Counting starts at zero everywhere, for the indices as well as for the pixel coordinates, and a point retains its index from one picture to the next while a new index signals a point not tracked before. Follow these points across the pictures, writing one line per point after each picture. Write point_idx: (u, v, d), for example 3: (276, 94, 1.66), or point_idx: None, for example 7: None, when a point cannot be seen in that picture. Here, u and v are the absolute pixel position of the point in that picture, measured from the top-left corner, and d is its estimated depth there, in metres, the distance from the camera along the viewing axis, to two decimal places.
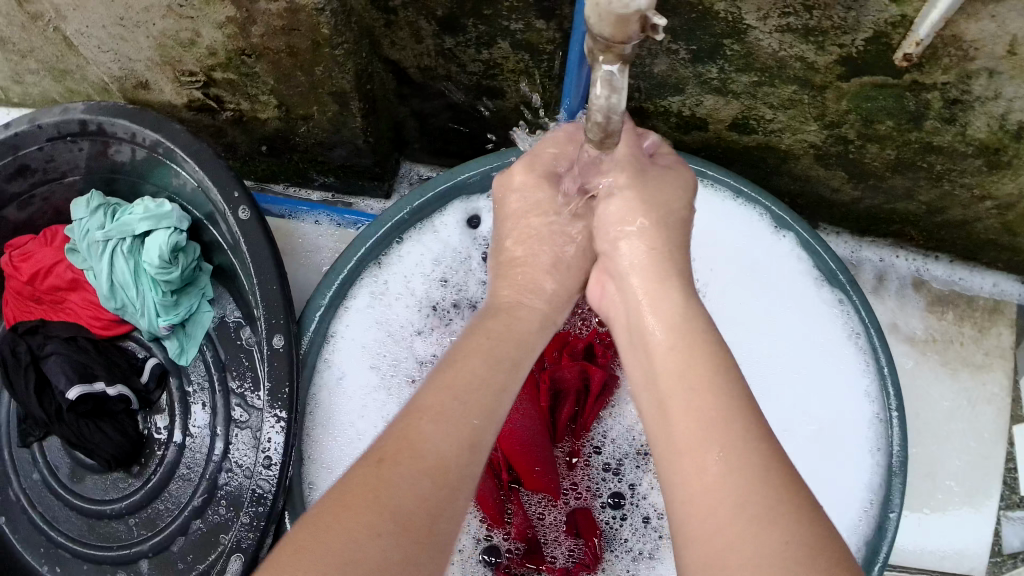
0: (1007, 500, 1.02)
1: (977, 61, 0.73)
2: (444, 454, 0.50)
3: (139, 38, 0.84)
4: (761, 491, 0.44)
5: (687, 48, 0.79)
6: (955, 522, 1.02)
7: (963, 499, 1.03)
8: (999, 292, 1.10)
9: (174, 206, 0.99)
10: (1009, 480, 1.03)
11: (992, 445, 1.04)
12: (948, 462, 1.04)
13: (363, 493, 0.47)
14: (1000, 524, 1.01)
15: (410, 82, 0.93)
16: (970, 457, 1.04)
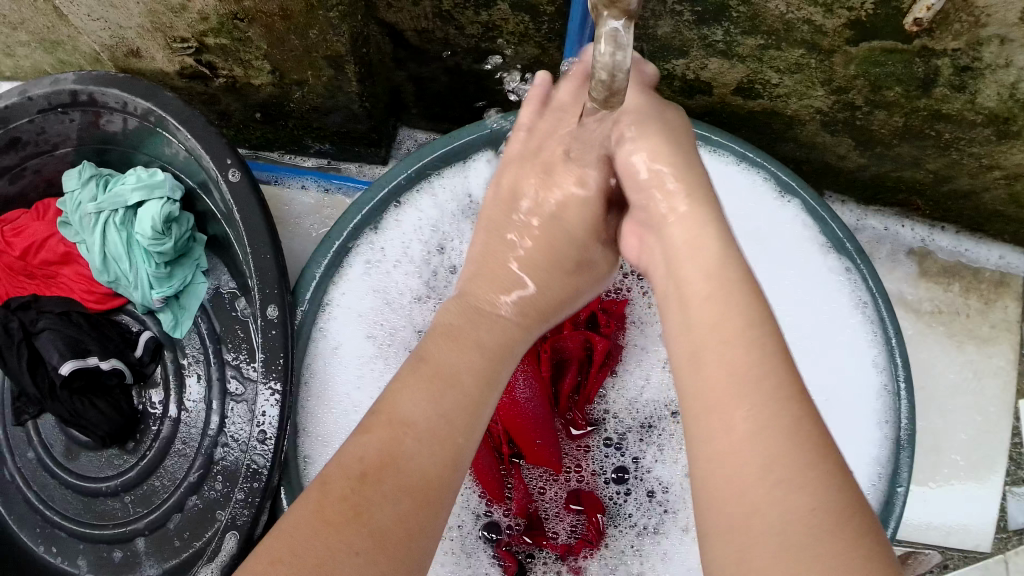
0: (1013, 476, 1.02)
1: (989, 28, 0.71)
2: (426, 468, 0.48)
3: (129, 4, 0.82)
4: (797, 458, 0.39)
5: (691, 8, 0.77)
6: (960, 495, 1.02)
7: (968, 473, 1.02)
8: (1005, 264, 1.08)
9: (167, 175, 0.98)
10: (1014, 456, 1.03)
11: (998, 420, 1.04)
12: (953, 434, 1.03)
13: (346, 505, 0.46)
14: (1005, 500, 1.02)
15: (406, 46, 0.92)
16: (975, 431, 1.03)
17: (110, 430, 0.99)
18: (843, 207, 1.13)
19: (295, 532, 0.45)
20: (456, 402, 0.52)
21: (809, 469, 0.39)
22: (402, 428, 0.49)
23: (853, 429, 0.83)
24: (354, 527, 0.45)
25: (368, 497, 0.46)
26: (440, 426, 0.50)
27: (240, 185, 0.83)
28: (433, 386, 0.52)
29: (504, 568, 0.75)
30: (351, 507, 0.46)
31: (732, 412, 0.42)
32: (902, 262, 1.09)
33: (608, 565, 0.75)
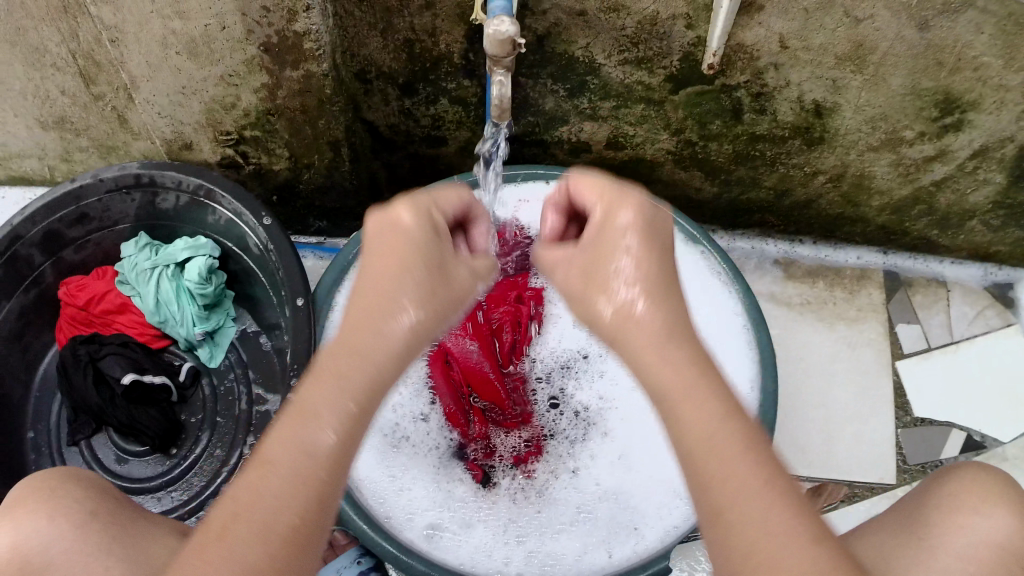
0: (903, 420, 1.30)
1: (762, 59, 1.05)
2: (289, 514, 0.50)
3: (193, 102, 1.16)
4: (791, 549, 0.45)
5: (564, 86, 1.13)
6: (869, 441, 1.28)
7: (865, 420, 1.30)
8: (863, 262, 1.42)
9: (209, 239, 1.29)
10: (901, 403, 1.31)
11: (880, 377, 1.33)
12: (840, 392, 1.32)
13: (214, 545, 0.49)
14: (899, 438, 1.28)
15: (381, 139, 1.28)
16: (860, 387, 1.32)
17: (159, 433, 1.25)
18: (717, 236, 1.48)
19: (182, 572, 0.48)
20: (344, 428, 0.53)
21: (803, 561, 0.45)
22: (279, 471, 0.51)
23: (729, 358, 1.08)
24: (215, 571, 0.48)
25: (238, 537, 0.49)
26: (305, 463, 0.52)
27: (273, 227, 1.12)
28: (298, 435, 0.52)
29: (472, 475, 1.04)
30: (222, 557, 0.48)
31: (733, 504, 0.48)
32: (768, 269, 1.42)
33: (550, 466, 1.05)
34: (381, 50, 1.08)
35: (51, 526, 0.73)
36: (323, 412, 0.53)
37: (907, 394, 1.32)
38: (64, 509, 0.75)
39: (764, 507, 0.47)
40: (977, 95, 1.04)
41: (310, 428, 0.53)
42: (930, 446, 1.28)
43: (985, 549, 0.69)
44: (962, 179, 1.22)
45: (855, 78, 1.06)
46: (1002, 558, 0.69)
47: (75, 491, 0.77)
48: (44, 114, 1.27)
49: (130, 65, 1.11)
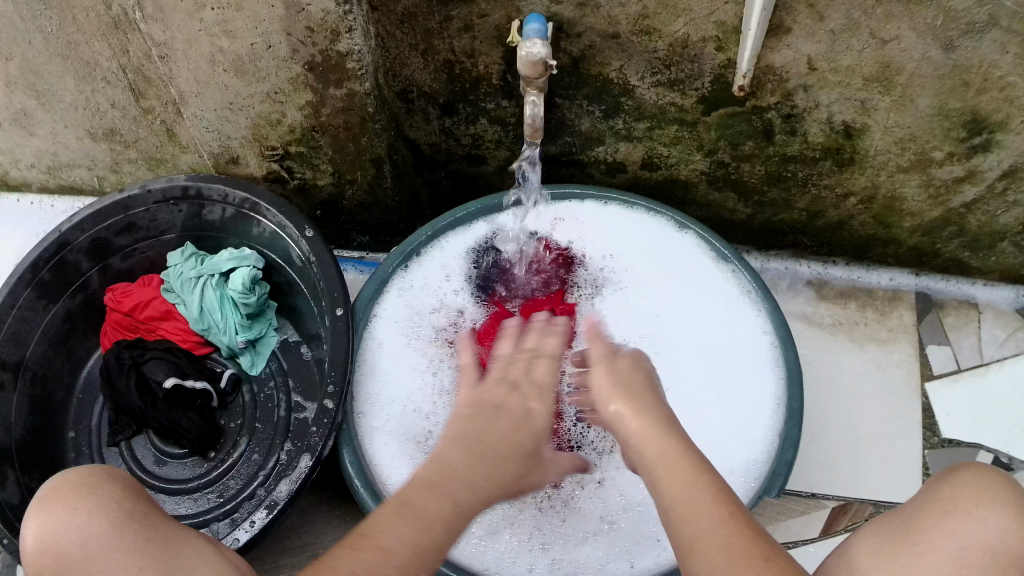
0: (930, 441, 1.30)
1: (792, 81, 1.07)
2: None
3: (240, 118, 1.21)
4: None
5: (599, 108, 1.16)
6: (896, 462, 1.28)
7: (891, 441, 1.30)
8: (896, 284, 1.42)
9: (252, 252, 1.34)
10: (929, 425, 1.31)
11: (908, 398, 1.32)
12: (869, 411, 1.32)
13: None
14: (925, 459, 1.28)
15: (422, 156, 1.31)
16: (888, 407, 1.32)
17: (199, 436, 1.28)
18: (752, 257, 1.50)
19: None
20: (427, 545, 0.66)
21: None
22: (384, 559, 0.64)
23: (756, 377, 1.09)
24: None
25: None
26: None
27: (315, 239, 1.15)
28: None
29: None
30: None
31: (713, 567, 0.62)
32: (801, 290, 1.42)
33: (578, 476, 1.08)
34: (422, 70, 1.12)
35: (90, 523, 0.73)
36: None
37: (936, 416, 1.31)
38: (103, 508, 0.75)
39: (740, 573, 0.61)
40: (1005, 114, 1.05)
41: None
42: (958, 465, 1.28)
43: (974, 551, 0.70)
44: (991, 201, 1.22)
45: (883, 99, 1.08)
46: (993, 562, 0.69)
47: (113, 491, 0.78)
48: (94, 126, 1.33)
49: (179, 81, 1.15)
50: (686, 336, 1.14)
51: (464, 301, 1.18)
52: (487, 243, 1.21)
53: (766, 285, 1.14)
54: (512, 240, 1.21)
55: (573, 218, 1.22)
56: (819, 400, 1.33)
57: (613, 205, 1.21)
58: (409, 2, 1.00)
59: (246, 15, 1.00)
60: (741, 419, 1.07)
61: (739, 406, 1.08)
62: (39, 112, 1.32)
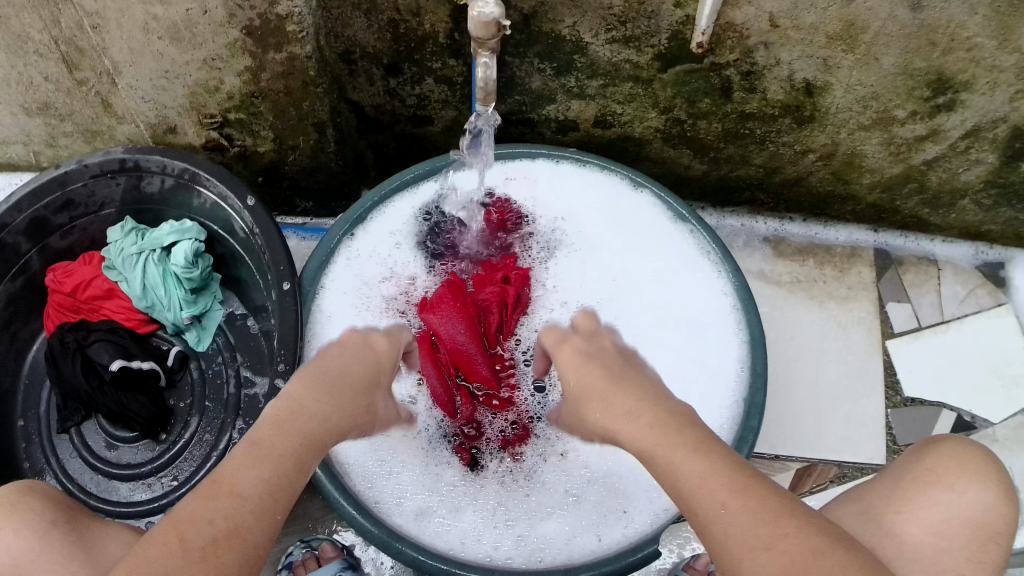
0: (893, 400, 1.29)
1: (753, 38, 1.06)
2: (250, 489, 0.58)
3: (177, 86, 1.16)
4: (747, 518, 0.58)
5: (551, 66, 1.13)
6: (859, 421, 1.27)
7: (851, 399, 1.29)
8: (854, 239, 1.41)
9: (194, 223, 1.27)
10: (890, 383, 1.30)
11: (868, 357, 1.32)
12: (831, 370, 1.31)
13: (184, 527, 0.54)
14: (888, 417, 1.28)
15: (366, 118, 1.27)
16: (849, 365, 1.31)
17: (149, 419, 1.23)
18: (707, 214, 1.47)
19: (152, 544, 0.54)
20: (282, 484, 0.61)
21: (776, 518, 0.58)
22: (240, 506, 0.57)
23: (719, 340, 1.06)
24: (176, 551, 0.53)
25: (217, 558, 0.54)
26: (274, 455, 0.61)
27: (256, 208, 1.11)
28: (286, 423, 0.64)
29: (460, 459, 1.04)
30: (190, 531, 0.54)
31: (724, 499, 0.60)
32: (757, 247, 1.40)
33: (538, 450, 1.05)
34: (366, 31, 1.07)
35: (18, 539, 0.80)
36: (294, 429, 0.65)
37: (896, 373, 1.31)
38: (26, 523, 0.81)
39: (754, 508, 0.58)
40: (971, 75, 1.05)
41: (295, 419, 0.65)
42: (919, 424, 1.27)
43: (953, 522, 0.80)
44: (953, 159, 1.22)
45: (846, 57, 1.07)
46: (971, 533, 0.79)
47: (35, 504, 0.83)
48: (26, 100, 1.26)
49: (113, 51, 1.10)
50: (645, 296, 1.11)
51: (414, 268, 1.12)
52: (435, 208, 1.14)
53: (726, 245, 1.10)
54: (461, 199, 1.15)
55: (525, 177, 1.17)
56: (781, 358, 1.32)
57: (566, 163, 1.15)
58: None
59: None
60: (705, 382, 1.04)
61: (703, 369, 1.05)
62: None
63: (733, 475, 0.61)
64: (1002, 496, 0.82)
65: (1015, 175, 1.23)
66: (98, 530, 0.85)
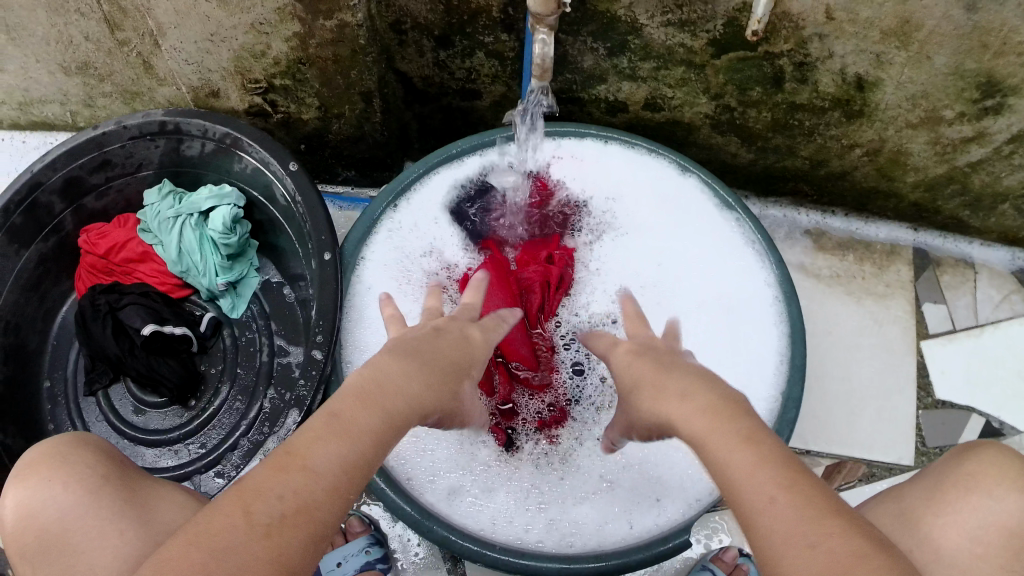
0: (924, 401, 1.28)
1: (808, 30, 1.05)
2: (329, 466, 0.55)
3: (221, 50, 1.15)
4: (797, 520, 0.53)
5: (603, 45, 1.11)
6: (887, 421, 1.26)
7: (881, 399, 1.28)
8: (894, 237, 1.40)
9: (233, 188, 1.25)
10: (923, 384, 1.29)
11: (903, 355, 1.30)
12: (863, 368, 1.30)
13: (243, 502, 0.53)
14: (918, 419, 1.26)
15: (413, 90, 1.26)
16: (882, 365, 1.30)
17: (178, 385, 1.23)
18: (750, 203, 1.46)
19: (218, 517, 0.52)
20: (358, 463, 0.57)
21: (823, 518, 0.53)
22: (312, 481, 0.54)
23: (758, 331, 1.05)
24: (240, 525, 0.51)
25: (283, 536, 0.52)
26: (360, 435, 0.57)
27: (299, 174, 1.10)
28: (376, 395, 0.61)
29: (496, 438, 1.03)
30: (252, 501, 0.53)
31: (771, 498, 0.55)
32: (798, 239, 1.39)
33: (574, 432, 1.05)
34: (418, 1, 1.06)
35: (65, 492, 0.80)
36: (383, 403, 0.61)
37: (929, 375, 1.29)
38: (76, 477, 0.81)
39: (800, 507, 0.54)
40: (1021, 79, 1.04)
41: (385, 396, 0.61)
42: (950, 427, 1.26)
43: (994, 531, 0.76)
44: (996, 163, 1.21)
45: (899, 54, 1.06)
46: (1007, 541, 0.76)
47: (84, 458, 0.84)
48: (67, 59, 1.26)
49: (157, 12, 1.09)
50: (686, 282, 1.09)
51: (456, 243, 1.11)
52: (479, 183, 1.12)
53: (771, 237, 1.08)
54: (507, 176, 1.13)
55: (571, 155, 1.14)
56: (815, 352, 1.31)
57: (614, 144, 1.12)
58: None
59: None
60: (742, 373, 1.03)
61: (741, 360, 1.04)
62: (8, 46, 1.25)
63: (779, 470, 0.57)
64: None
65: None
66: (147, 490, 0.85)
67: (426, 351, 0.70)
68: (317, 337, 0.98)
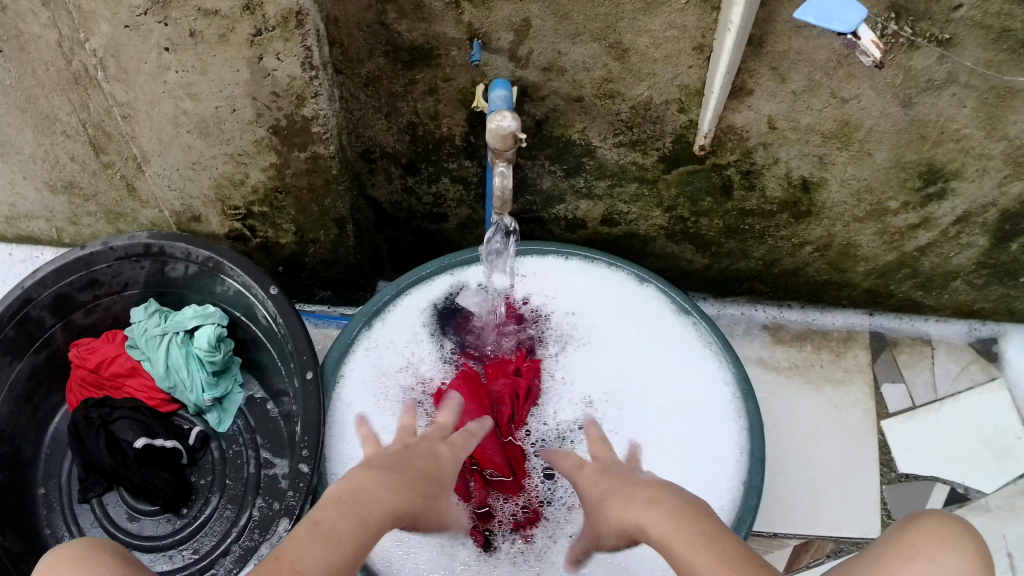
0: (887, 476, 1.33)
1: (752, 139, 1.13)
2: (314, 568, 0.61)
3: (203, 178, 1.22)
4: None
5: (561, 168, 1.21)
6: (852, 500, 1.31)
7: (845, 481, 1.33)
8: (850, 323, 1.47)
9: (217, 308, 1.33)
10: (885, 461, 1.34)
11: (864, 436, 1.36)
12: (825, 451, 1.35)
13: None
14: (882, 492, 1.32)
15: (385, 214, 1.36)
16: (845, 446, 1.35)
17: (171, 494, 1.27)
18: (708, 304, 1.52)
19: None
20: (344, 565, 0.64)
21: None
22: None
23: (719, 424, 1.11)
24: None
25: None
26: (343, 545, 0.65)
27: (279, 297, 1.16)
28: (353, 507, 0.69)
29: (474, 540, 1.07)
30: None
31: None
32: (756, 334, 1.45)
33: (548, 531, 1.08)
34: (386, 132, 1.18)
35: None
36: (355, 514, 0.69)
37: (891, 452, 1.35)
38: None
39: None
40: (960, 164, 1.12)
41: (359, 510, 0.69)
42: (913, 499, 1.31)
43: None
44: (944, 244, 1.28)
45: (841, 154, 1.14)
46: None
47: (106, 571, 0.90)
48: (53, 178, 1.31)
49: (141, 140, 1.17)
50: (651, 384, 1.16)
51: (431, 358, 1.17)
52: (450, 301, 1.21)
53: (726, 338, 1.17)
54: (475, 294, 1.21)
55: (537, 273, 1.24)
56: (777, 439, 1.36)
57: (576, 260, 1.23)
58: (373, 66, 1.08)
59: (211, 79, 1.05)
60: (707, 467, 1.08)
61: (705, 452, 1.09)
62: None
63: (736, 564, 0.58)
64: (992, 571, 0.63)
65: (1006, 256, 1.29)
66: None
67: (392, 472, 0.77)
68: (302, 449, 1.02)
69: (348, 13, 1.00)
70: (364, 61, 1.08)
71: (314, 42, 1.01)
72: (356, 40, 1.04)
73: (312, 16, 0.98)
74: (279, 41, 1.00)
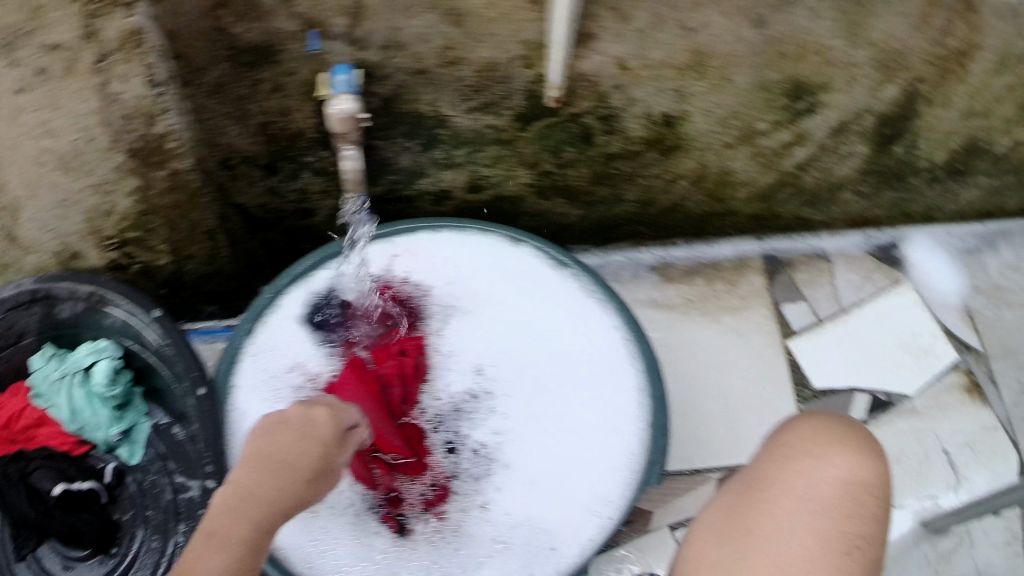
0: (803, 394, 1.36)
1: (605, 83, 1.13)
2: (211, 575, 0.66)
3: (73, 213, 1.17)
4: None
5: (417, 142, 1.21)
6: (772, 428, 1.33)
7: (758, 410, 1.35)
8: (739, 252, 1.46)
9: (109, 341, 1.29)
10: (797, 378, 1.37)
11: (773, 358, 1.38)
12: (735, 383, 1.37)
13: None
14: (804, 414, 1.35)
15: (253, 218, 1.34)
16: (754, 376, 1.37)
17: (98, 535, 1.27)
18: (590, 255, 1.49)
19: None
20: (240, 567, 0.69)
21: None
22: None
23: (616, 372, 1.12)
24: None
25: None
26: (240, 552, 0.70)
27: (163, 318, 1.20)
28: (242, 503, 0.74)
29: (388, 527, 1.09)
30: None
31: None
32: (644, 277, 1.46)
33: (459, 504, 1.10)
34: (240, 137, 1.17)
35: None
36: (246, 511, 0.73)
37: (802, 369, 1.37)
38: None
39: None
40: (826, 77, 1.13)
41: (248, 504, 0.74)
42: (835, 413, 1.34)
43: (826, 486, 0.84)
44: (825, 157, 1.29)
45: (699, 84, 1.13)
46: (842, 493, 0.84)
47: None
48: None
49: (9, 185, 1.11)
50: (543, 343, 1.16)
51: (319, 354, 1.16)
52: (328, 293, 1.18)
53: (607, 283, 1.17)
54: (351, 279, 1.18)
55: (408, 249, 1.21)
56: (683, 376, 1.38)
57: (445, 231, 1.20)
58: (217, 72, 1.07)
59: (65, 112, 1.05)
60: (611, 416, 1.11)
61: (607, 403, 1.11)
62: None
63: None
64: (863, 452, 0.87)
65: (889, 160, 1.30)
66: None
67: (278, 445, 0.82)
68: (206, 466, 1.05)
69: (184, 26, 1.01)
70: (208, 69, 1.07)
71: (155, 60, 1.04)
72: (196, 50, 1.04)
73: (150, 35, 1.02)
74: (121, 62, 1.03)
